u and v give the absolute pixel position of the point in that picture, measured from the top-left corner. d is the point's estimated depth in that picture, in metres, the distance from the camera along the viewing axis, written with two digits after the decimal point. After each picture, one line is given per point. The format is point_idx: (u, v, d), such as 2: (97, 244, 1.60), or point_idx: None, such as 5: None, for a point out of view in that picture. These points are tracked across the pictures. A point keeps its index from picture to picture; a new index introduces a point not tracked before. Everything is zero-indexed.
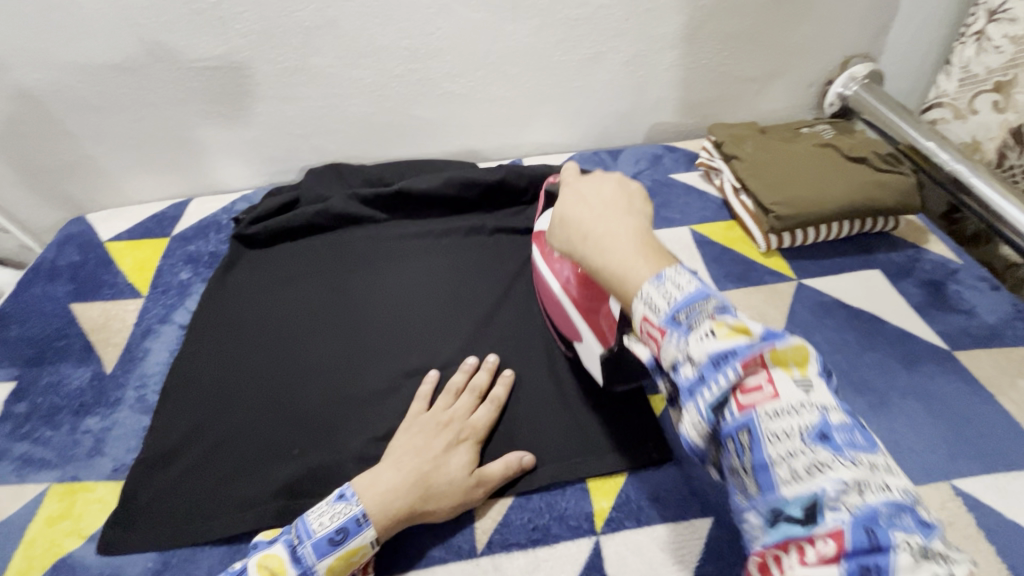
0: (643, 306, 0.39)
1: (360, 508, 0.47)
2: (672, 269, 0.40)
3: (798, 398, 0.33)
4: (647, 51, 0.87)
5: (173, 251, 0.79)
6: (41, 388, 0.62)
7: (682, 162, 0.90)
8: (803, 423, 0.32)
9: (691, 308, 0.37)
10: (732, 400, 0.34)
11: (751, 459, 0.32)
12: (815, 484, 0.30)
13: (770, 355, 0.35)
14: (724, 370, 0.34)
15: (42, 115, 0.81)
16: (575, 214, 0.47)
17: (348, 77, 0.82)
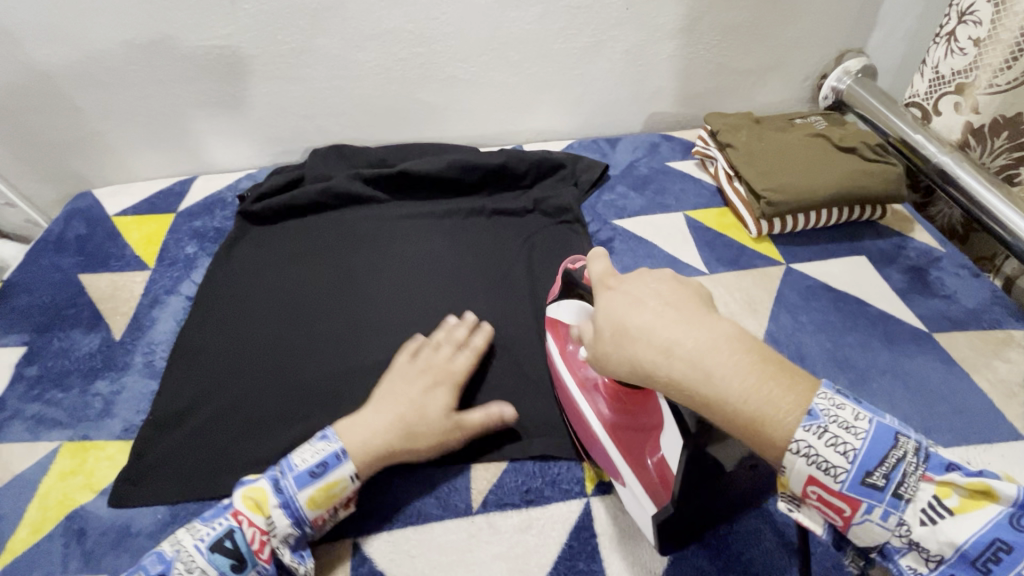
0: (803, 461, 0.35)
1: (339, 445, 0.49)
2: (819, 395, 0.36)
3: (878, 440, 0.36)
4: (647, 40, 0.89)
5: (179, 226, 0.80)
6: (51, 353, 0.64)
7: (679, 151, 0.92)
8: (937, 483, 0.36)
9: (838, 444, 0.35)
10: (857, 473, 0.35)
11: (888, 531, 0.36)
12: (898, 539, 0.36)
13: (928, 469, 0.36)
14: (895, 510, 0.35)
15: (51, 90, 0.82)
16: (637, 316, 0.40)
17: (353, 60, 0.84)
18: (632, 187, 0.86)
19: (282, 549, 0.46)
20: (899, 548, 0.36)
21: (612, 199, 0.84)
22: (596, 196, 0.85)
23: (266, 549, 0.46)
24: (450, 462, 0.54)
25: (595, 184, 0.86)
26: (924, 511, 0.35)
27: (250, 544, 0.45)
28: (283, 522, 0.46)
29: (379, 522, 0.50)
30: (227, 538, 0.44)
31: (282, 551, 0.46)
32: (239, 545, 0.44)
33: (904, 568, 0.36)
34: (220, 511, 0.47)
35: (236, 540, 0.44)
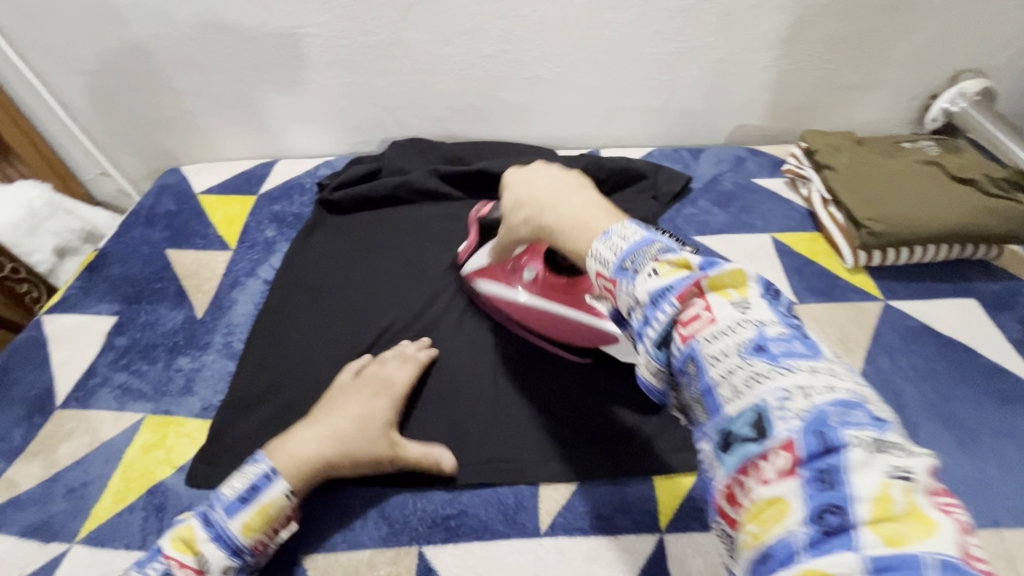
0: (595, 263, 0.38)
1: (268, 465, 0.47)
2: (621, 224, 0.39)
3: (643, 245, 0.36)
4: (744, 49, 0.84)
5: (260, 209, 0.82)
6: (139, 326, 0.66)
7: (767, 167, 0.87)
8: (662, 262, 0.35)
9: (635, 254, 0.36)
10: (624, 265, 0.36)
11: (652, 345, 0.33)
12: (690, 340, 0.32)
13: (663, 252, 0.35)
14: (664, 305, 0.33)
15: (152, 69, 0.85)
16: (529, 194, 0.47)
17: (439, 54, 0.83)
18: (715, 202, 0.82)
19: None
20: (703, 374, 0.31)
21: (693, 214, 0.80)
22: (676, 210, 0.81)
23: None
24: (520, 481, 0.52)
25: (676, 197, 0.82)
26: (712, 334, 0.31)
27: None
28: (215, 558, 0.43)
29: (446, 532, 0.49)
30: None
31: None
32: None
33: (689, 387, 0.32)
34: (152, 553, 0.43)
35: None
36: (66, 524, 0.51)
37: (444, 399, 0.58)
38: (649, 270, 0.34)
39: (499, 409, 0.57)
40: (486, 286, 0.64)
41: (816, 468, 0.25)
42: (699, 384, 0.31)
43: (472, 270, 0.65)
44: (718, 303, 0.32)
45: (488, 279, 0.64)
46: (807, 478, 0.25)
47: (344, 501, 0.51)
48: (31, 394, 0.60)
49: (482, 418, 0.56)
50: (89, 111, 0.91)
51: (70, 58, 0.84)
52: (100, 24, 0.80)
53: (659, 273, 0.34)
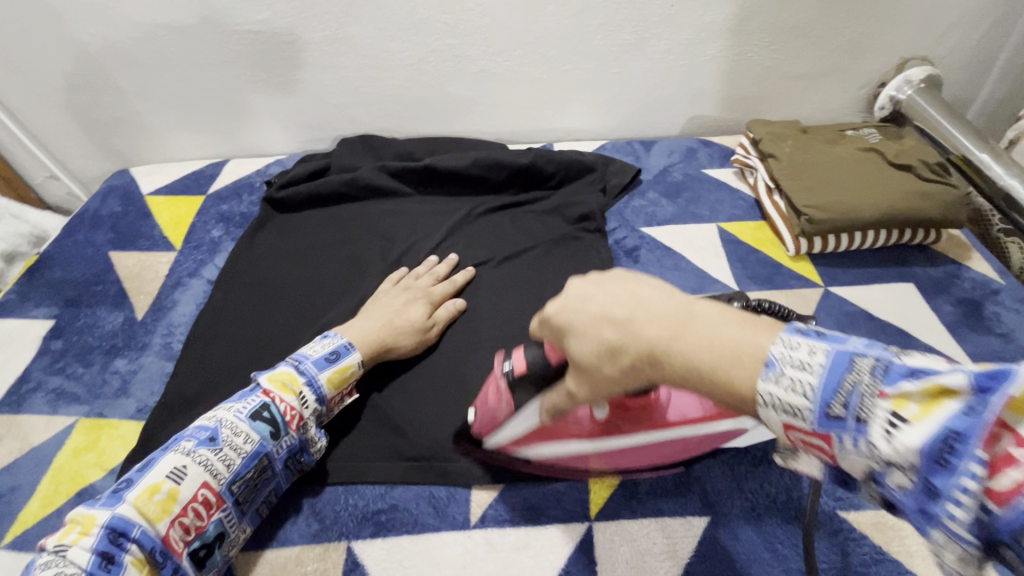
0: (772, 412, 0.29)
1: (345, 339, 0.55)
2: (779, 340, 0.29)
3: (842, 370, 0.27)
4: (691, 39, 0.84)
5: (207, 209, 0.81)
6: (77, 329, 0.66)
7: (717, 158, 0.88)
8: (898, 399, 0.26)
9: (841, 390, 0.27)
10: (830, 412, 0.27)
11: (960, 527, 0.24)
12: (1014, 502, 0.22)
13: (884, 379, 0.26)
14: (962, 469, 0.23)
15: (95, 70, 0.84)
16: (624, 328, 0.33)
17: (386, 50, 0.83)
18: (664, 194, 0.82)
19: (309, 426, 0.50)
20: None
21: (642, 205, 0.81)
22: (625, 201, 0.81)
23: (298, 421, 0.49)
24: (452, 474, 0.52)
25: (624, 189, 0.82)
26: None
27: (283, 417, 0.48)
28: (310, 399, 0.50)
29: (375, 527, 0.49)
30: (264, 409, 0.47)
31: (309, 426, 0.50)
32: (275, 416, 0.47)
33: None
34: (249, 392, 0.49)
35: (273, 412, 0.47)
36: None
37: (375, 421, 0.56)
38: (885, 416, 0.26)
39: (434, 403, 0.57)
40: (543, 447, 0.51)
41: None
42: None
43: (504, 441, 0.51)
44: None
45: (543, 440, 0.50)
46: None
47: None
48: None
49: (417, 412, 0.56)
50: (34, 114, 0.90)
51: (8, 59, 0.82)
52: (38, 25, 0.78)
53: (908, 420, 0.25)
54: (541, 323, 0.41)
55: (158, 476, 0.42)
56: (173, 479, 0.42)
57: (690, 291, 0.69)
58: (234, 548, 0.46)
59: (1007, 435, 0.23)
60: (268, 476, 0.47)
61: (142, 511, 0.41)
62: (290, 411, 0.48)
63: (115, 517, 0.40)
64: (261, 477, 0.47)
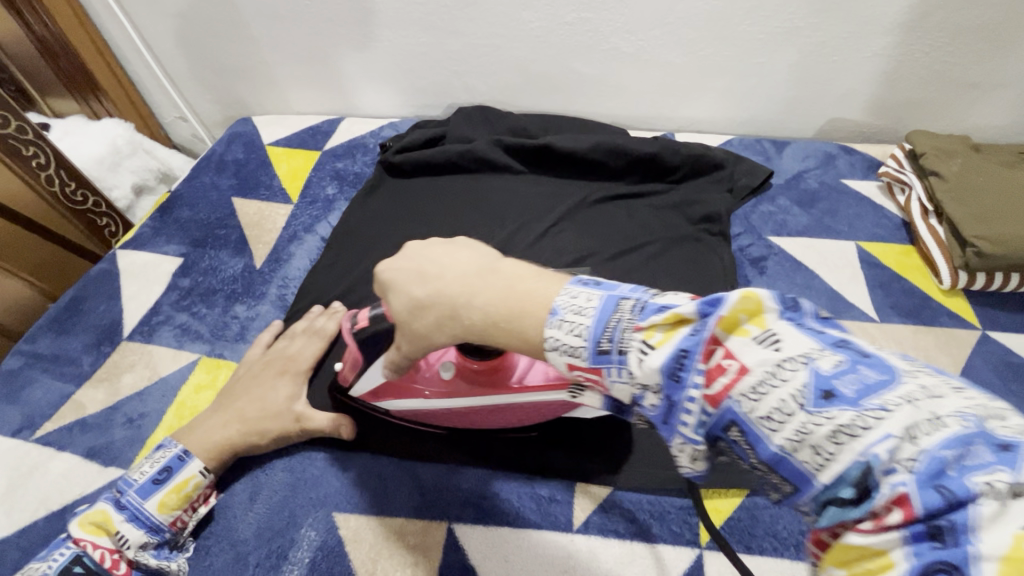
0: (559, 355, 0.31)
1: (179, 448, 0.49)
2: (562, 292, 0.32)
3: (609, 313, 0.30)
4: (853, 33, 0.75)
5: (323, 165, 0.82)
6: (202, 269, 0.69)
7: (860, 168, 0.79)
8: (650, 330, 0.29)
9: (609, 329, 0.30)
10: (600, 348, 0.30)
11: (689, 428, 0.28)
12: (721, 401, 0.26)
13: (640, 316, 0.30)
14: (687, 379, 0.27)
15: (231, 18, 0.85)
16: (428, 289, 0.36)
17: (516, 19, 0.79)
18: (796, 202, 0.76)
19: (144, 556, 0.46)
20: (759, 441, 0.25)
21: (770, 211, 0.75)
22: (751, 205, 0.75)
23: (123, 564, 0.45)
24: (555, 473, 0.50)
25: (752, 191, 0.76)
26: (748, 388, 0.25)
27: (102, 564, 0.44)
28: (131, 536, 0.46)
29: (477, 513, 0.49)
30: (76, 563, 0.44)
31: (144, 560, 0.46)
32: (89, 569, 0.43)
33: (743, 452, 0.27)
34: (60, 541, 0.45)
35: (86, 563, 0.44)
36: (122, 451, 0.53)
37: None
38: (638, 345, 0.29)
39: None
40: (398, 402, 0.51)
41: (924, 525, 0.21)
42: (757, 450, 0.25)
43: (364, 393, 0.52)
44: (739, 346, 0.26)
45: (400, 394, 0.51)
46: (913, 534, 0.21)
47: (382, 461, 0.52)
48: (102, 324, 0.63)
49: None
50: (171, 55, 0.93)
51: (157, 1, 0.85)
52: None
53: (652, 345, 0.28)
54: (377, 285, 0.41)
55: None
56: None
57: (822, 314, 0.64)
58: None
59: (719, 348, 0.27)
60: None
61: None
62: (109, 555, 0.45)
63: None
64: None
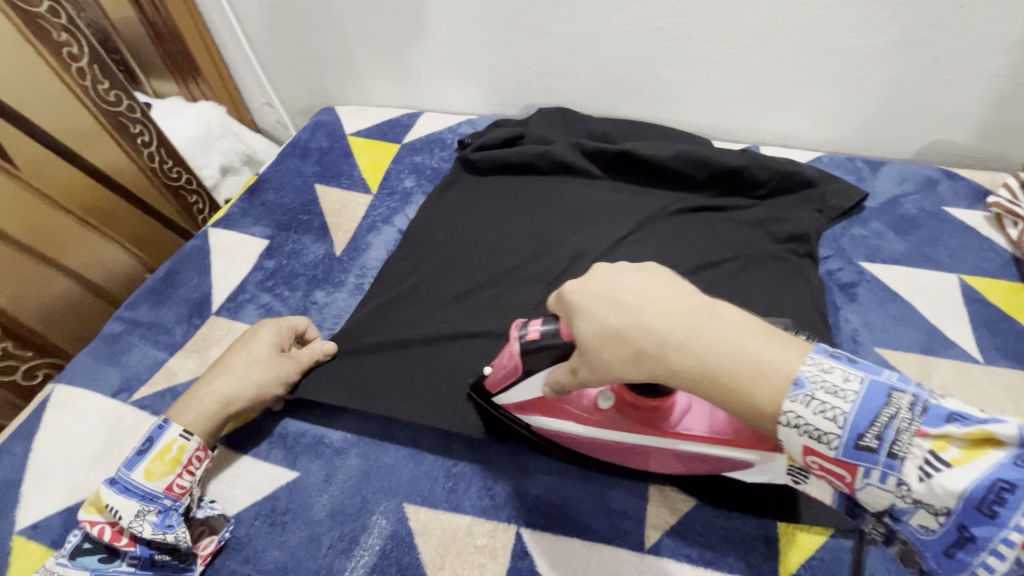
0: (798, 435, 0.33)
1: (158, 421, 0.51)
2: (806, 361, 0.33)
3: (876, 405, 0.32)
4: (971, 51, 0.70)
5: (402, 157, 0.84)
6: (286, 253, 0.71)
7: (964, 196, 0.73)
8: (934, 441, 0.30)
9: (888, 432, 0.31)
10: (860, 443, 0.32)
11: (888, 514, 0.32)
12: (996, 529, 0.29)
13: (925, 421, 0.31)
14: (963, 500, 0.29)
15: (325, 10, 0.88)
16: (586, 306, 0.39)
17: (606, 22, 0.78)
18: (891, 227, 0.71)
19: (140, 528, 0.47)
20: (1022, 569, 0.28)
21: (862, 236, 0.71)
22: (841, 228, 0.72)
23: (122, 535, 0.47)
24: (623, 489, 0.50)
25: (844, 213, 0.72)
26: None
27: (102, 538, 0.47)
28: (119, 509, 0.47)
29: (545, 519, 0.49)
30: (86, 541, 0.48)
31: (137, 529, 0.47)
32: (100, 543, 0.48)
33: (990, 573, 0.29)
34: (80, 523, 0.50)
35: (92, 541, 0.48)
36: None
37: None
38: (924, 456, 0.30)
39: None
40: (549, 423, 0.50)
41: None
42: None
43: (509, 403, 0.50)
44: (992, 465, 0.29)
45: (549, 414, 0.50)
46: None
47: (453, 457, 0.53)
48: (192, 297, 0.67)
49: None
50: (264, 43, 0.97)
51: None
52: None
53: (947, 463, 0.30)
54: (556, 298, 0.43)
55: None
56: None
57: (918, 350, 0.60)
58: None
59: (968, 464, 0.29)
60: None
61: None
62: (105, 529, 0.47)
63: None
64: None
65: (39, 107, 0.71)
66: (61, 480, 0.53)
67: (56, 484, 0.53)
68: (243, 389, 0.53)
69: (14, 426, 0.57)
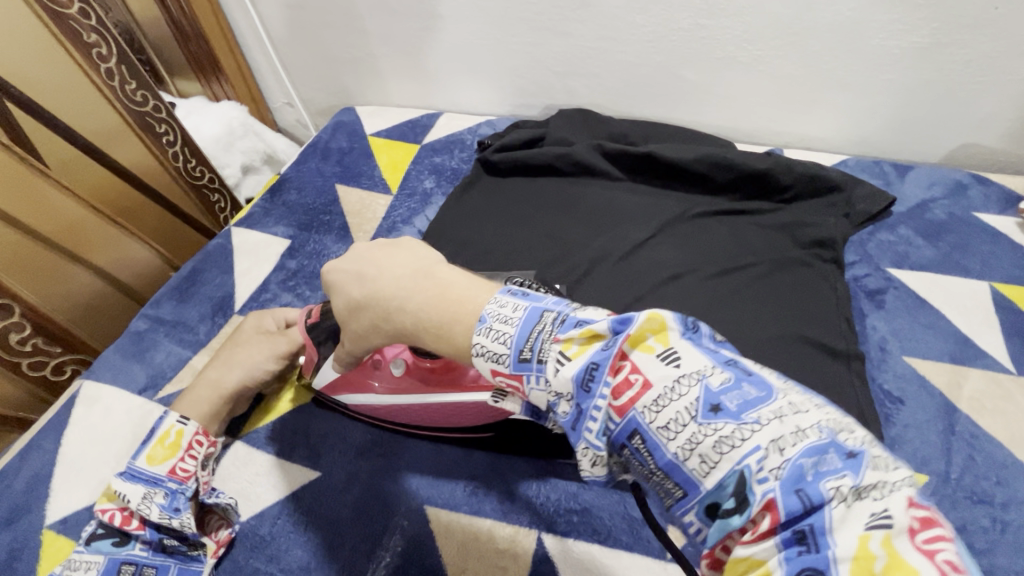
0: (484, 360, 0.35)
1: (161, 414, 0.54)
2: (491, 300, 0.36)
3: (532, 320, 0.34)
4: (1005, 53, 0.68)
5: (422, 158, 0.84)
6: (307, 253, 0.72)
7: (996, 202, 0.71)
8: (568, 343, 0.33)
9: (533, 340, 0.33)
10: (522, 355, 0.33)
11: (594, 435, 0.32)
12: (629, 411, 0.31)
13: (562, 328, 0.33)
14: (596, 392, 0.31)
15: (347, 11, 0.88)
16: (366, 291, 0.39)
17: (629, 23, 0.77)
18: (920, 233, 0.70)
19: (149, 509, 0.48)
20: (660, 449, 0.30)
21: (889, 241, 0.69)
22: (867, 233, 0.71)
23: (132, 519, 0.48)
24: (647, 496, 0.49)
25: (871, 218, 0.71)
26: (653, 401, 0.30)
27: (114, 522, 0.48)
28: (128, 492, 0.48)
29: (567, 524, 0.49)
30: (99, 527, 0.49)
31: (146, 512, 0.48)
32: (111, 528, 0.49)
33: (643, 461, 0.31)
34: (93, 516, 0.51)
35: (104, 527, 0.48)
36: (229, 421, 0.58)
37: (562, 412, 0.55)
38: (556, 356, 0.33)
39: None
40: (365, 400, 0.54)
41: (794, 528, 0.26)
42: (657, 458, 0.30)
43: (326, 387, 0.55)
44: (644, 362, 0.31)
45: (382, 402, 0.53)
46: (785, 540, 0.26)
47: (474, 459, 0.53)
48: (216, 296, 0.68)
49: None
50: (286, 43, 0.97)
51: None
52: None
53: (568, 357, 0.32)
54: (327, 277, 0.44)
55: None
56: None
57: (948, 360, 0.59)
58: None
59: (626, 365, 0.32)
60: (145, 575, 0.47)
61: None
62: (117, 513, 0.48)
63: None
64: None
65: (70, 108, 0.72)
66: (89, 475, 0.54)
67: (84, 480, 0.53)
68: (229, 373, 0.56)
69: (44, 421, 0.58)
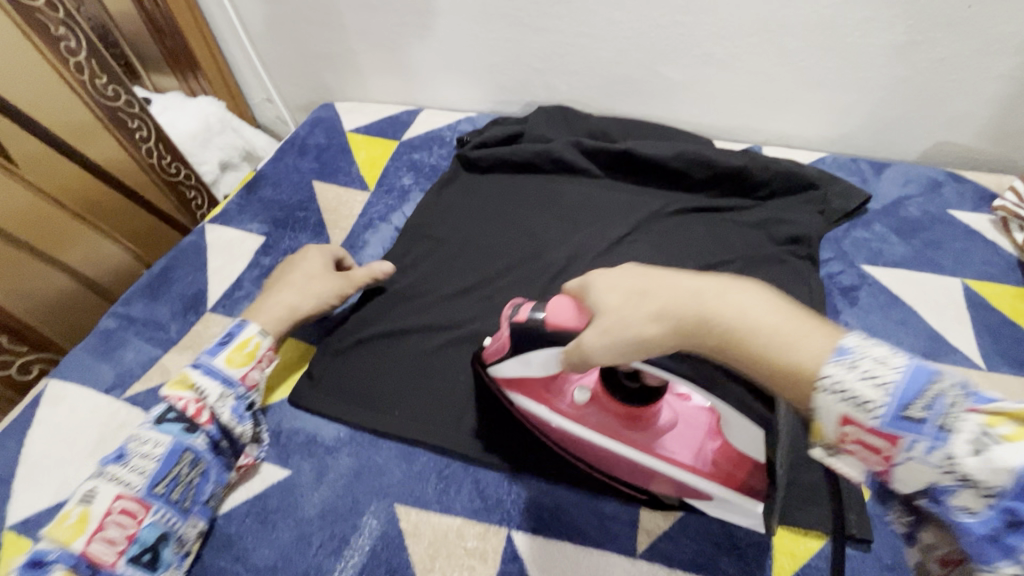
0: (792, 384, 0.32)
1: (239, 321, 0.57)
2: (842, 340, 0.32)
3: (898, 375, 0.30)
4: (978, 52, 0.69)
5: (401, 154, 0.83)
6: (282, 250, 0.71)
7: (969, 199, 0.72)
8: (961, 411, 0.29)
9: (879, 386, 0.30)
10: (843, 389, 0.31)
11: (915, 485, 0.30)
12: (968, 484, 0.28)
13: (958, 396, 0.29)
14: (942, 453, 0.29)
15: (325, 6, 0.87)
16: (697, 306, 0.36)
17: (607, 19, 0.77)
18: (894, 229, 0.70)
19: (222, 410, 0.52)
20: (984, 521, 0.28)
21: (864, 238, 0.70)
22: (842, 231, 0.71)
23: (204, 411, 0.51)
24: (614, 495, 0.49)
25: (846, 215, 0.71)
26: (1015, 486, 0.27)
27: (185, 411, 0.50)
28: (209, 389, 0.52)
29: (536, 522, 0.49)
30: (167, 411, 0.51)
31: (221, 412, 0.52)
32: (181, 414, 0.50)
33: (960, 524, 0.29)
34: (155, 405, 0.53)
35: (173, 411, 0.50)
36: None
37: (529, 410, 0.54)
38: (906, 408, 0.30)
39: None
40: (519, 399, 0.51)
41: None
42: (980, 531, 0.28)
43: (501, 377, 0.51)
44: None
45: (521, 392, 0.51)
46: None
47: (445, 458, 0.53)
48: (188, 294, 0.67)
49: None
50: (264, 39, 0.96)
51: None
52: None
53: (954, 428, 0.29)
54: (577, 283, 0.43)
55: (70, 507, 0.46)
56: (82, 505, 0.46)
57: (919, 355, 0.60)
58: (189, 543, 0.49)
59: (1022, 451, 0.28)
60: (197, 473, 0.50)
61: (58, 539, 0.44)
62: (190, 403, 0.51)
63: (36, 551, 0.44)
64: (190, 474, 0.50)
65: (38, 102, 0.71)
66: (53, 476, 0.53)
67: (48, 480, 0.52)
68: (302, 297, 0.60)
69: (8, 420, 0.57)
